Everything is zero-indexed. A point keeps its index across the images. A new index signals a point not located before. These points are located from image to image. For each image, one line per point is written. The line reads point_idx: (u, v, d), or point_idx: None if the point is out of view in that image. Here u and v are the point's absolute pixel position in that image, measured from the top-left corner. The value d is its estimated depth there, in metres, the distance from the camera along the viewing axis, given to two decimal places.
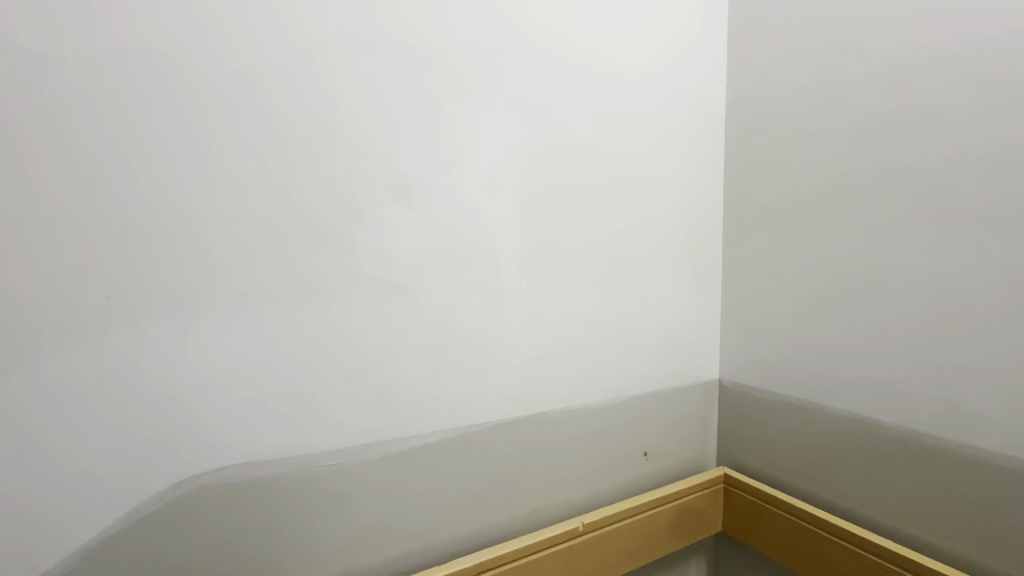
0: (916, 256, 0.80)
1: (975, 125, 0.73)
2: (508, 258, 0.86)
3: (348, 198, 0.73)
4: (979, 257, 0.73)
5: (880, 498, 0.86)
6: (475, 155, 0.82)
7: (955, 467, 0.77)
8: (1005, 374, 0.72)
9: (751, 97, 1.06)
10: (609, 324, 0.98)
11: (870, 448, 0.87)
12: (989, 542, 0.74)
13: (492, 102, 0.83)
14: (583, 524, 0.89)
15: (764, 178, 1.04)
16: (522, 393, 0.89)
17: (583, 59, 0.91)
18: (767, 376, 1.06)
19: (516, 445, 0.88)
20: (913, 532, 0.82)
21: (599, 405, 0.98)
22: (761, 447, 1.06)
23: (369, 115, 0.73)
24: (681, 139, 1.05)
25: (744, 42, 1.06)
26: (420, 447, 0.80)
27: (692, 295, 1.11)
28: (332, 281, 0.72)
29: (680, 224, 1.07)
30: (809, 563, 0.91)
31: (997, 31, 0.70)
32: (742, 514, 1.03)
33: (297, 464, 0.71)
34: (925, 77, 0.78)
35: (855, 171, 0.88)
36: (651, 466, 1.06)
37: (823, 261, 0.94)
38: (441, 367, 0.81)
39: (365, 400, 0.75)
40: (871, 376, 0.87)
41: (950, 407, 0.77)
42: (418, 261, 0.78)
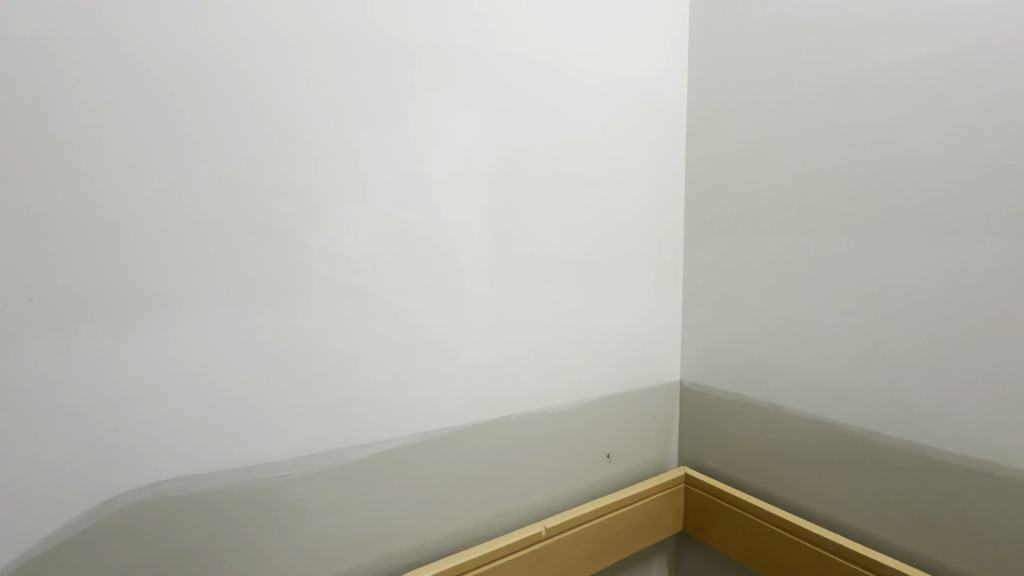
0: (867, 260, 0.82)
1: (921, 133, 0.75)
2: (472, 260, 0.85)
3: (301, 198, 0.70)
4: (924, 261, 0.76)
5: (833, 495, 0.89)
6: (437, 155, 0.80)
7: (902, 465, 0.80)
8: (946, 373, 0.75)
9: (715, 103, 1.07)
10: (573, 327, 0.98)
11: (823, 446, 0.90)
12: (932, 536, 0.77)
13: (460, 102, 0.82)
14: (547, 528, 0.88)
15: (725, 182, 1.06)
16: (485, 397, 0.88)
17: (549, 60, 0.91)
18: (727, 377, 1.08)
19: (478, 449, 0.88)
20: (863, 527, 0.85)
21: (563, 407, 0.98)
22: (722, 447, 1.08)
23: (324, 111, 0.71)
24: (645, 143, 1.06)
25: (708, 46, 1.07)
26: (379, 453, 0.78)
27: (656, 297, 1.12)
28: (283, 284, 0.70)
29: (643, 226, 1.08)
30: (767, 560, 0.93)
31: (940, 42, 0.73)
32: (703, 513, 1.05)
33: (246, 474, 0.69)
34: (875, 87, 0.80)
35: (812, 176, 0.90)
36: (614, 467, 1.07)
37: (781, 264, 0.96)
38: (400, 371, 0.80)
39: (320, 407, 0.73)
40: (825, 376, 0.89)
41: (898, 406, 0.80)
42: (377, 264, 0.76)
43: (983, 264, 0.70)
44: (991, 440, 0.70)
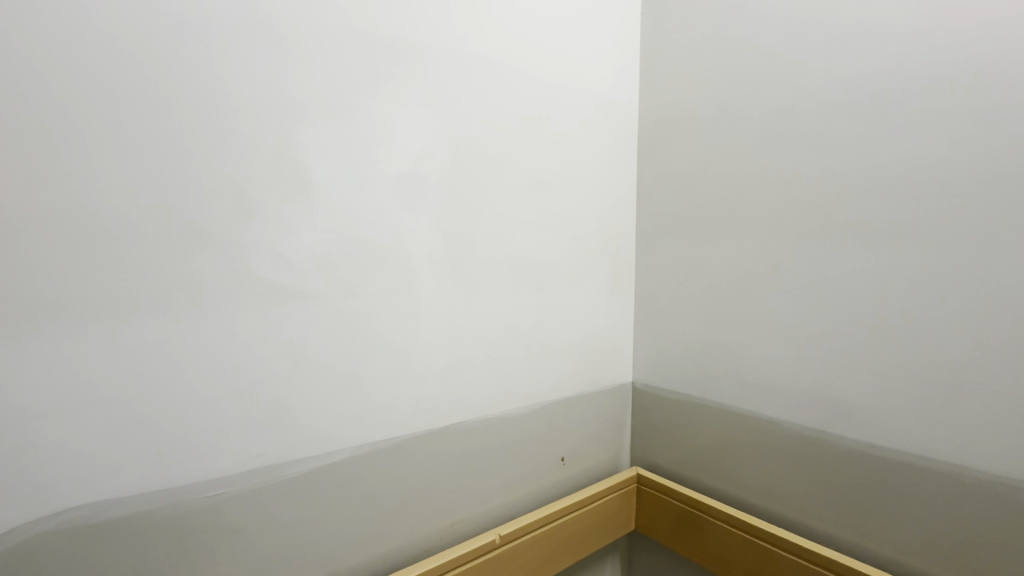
0: (806, 266, 0.87)
1: (854, 145, 0.80)
2: (424, 262, 0.82)
3: (238, 194, 0.65)
4: (856, 266, 0.81)
5: (775, 490, 0.93)
6: (387, 154, 0.77)
7: (838, 459, 0.84)
8: (875, 371, 0.79)
9: (665, 111, 1.10)
10: (528, 331, 0.98)
11: (766, 443, 0.94)
12: (863, 525, 0.81)
13: (414, 99, 0.79)
14: (500, 536, 0.87)
15: (675, 187, 1.08)
16: (437, 404, 0.86)
17: (506, 61, 0.90)
18: (676, 378, 1.10)
19: (430, 458, 0.85)
20: (801, 519, 0.89)
21: (518, 412, 0.97)
22: (672, 446, 1.11)
23: (266, 103, 0.66)
24: (597, 147, 1.07)
25: (658, 55, 1.10)
26: (323, 467, 0.74)
27: (609, 300, 1.13)
28: (218, 288, 0.64)
29: (596, 230, 1.09)
30: (715, 555, 0.96)
31: (873, 60, 0.77)
32: (655, 512, 1.07)
33: (174, 495, 0.63)
34: (814, 101, 0.85)
35: (755, 184, 0.94)
36: (568, 470, 1.07)
37: (727, 268, 0.99)
38: (347, 379, 0.76)
39: (259, 420, 0.68)
40: (767, 375, 0.94)
41: (834, 403, 0.84)
42: (322, 267, 0.72)
43: (909, 268, 0.75)
44: (914, 433, 0.76)
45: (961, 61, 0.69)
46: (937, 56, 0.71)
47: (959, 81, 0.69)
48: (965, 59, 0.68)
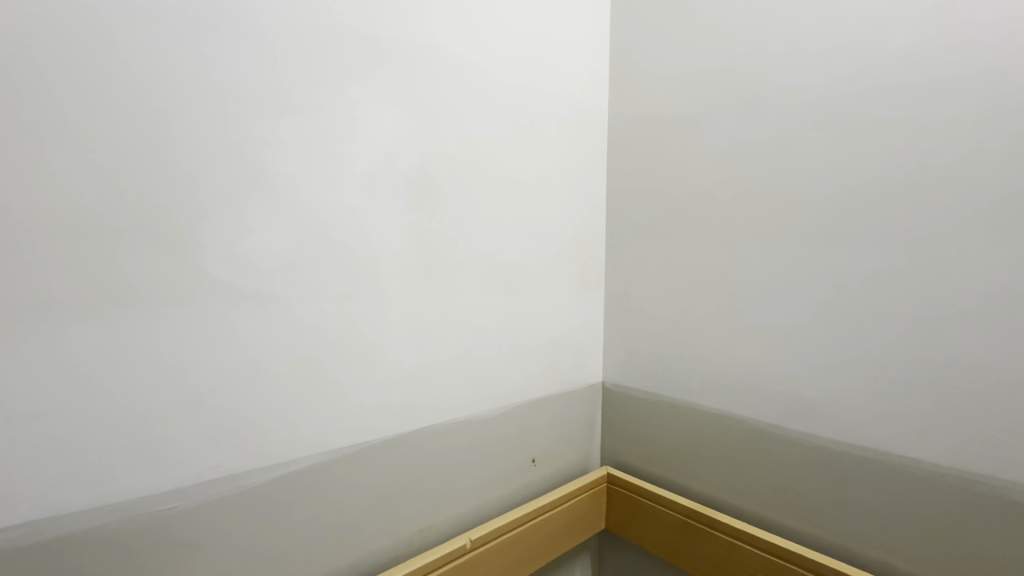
0: (770, 268, 0.89)
1: (813, 151, 0.83)
2: (392, 263, 0.81)
3: (194, 192, 0.62)
4: (815, 267, 0.83)
5: (740, 485, 0.95)
6: (354, 152, 0.75)
7: (798, 454, 0.87)
8: (833, 369, 0.82)
9: (634, 114, 1.11)
10: (498, 332, 0.97)
11: (731, 440, 0.96)
12: (823, 518, 0.84)
13: (382, 98, 0.78)
14: (471, 540, 0.86)
15: (643, 189, 1.10)
16: (406, 408, 0.84)
17: (476, 60, 0.89)
18: (644, 378, 1.12)
19: (398, 463, 0.83)
20: (765, 513, 0.92)
21: (488, 414, 0.96)
22: (641, 445, 1.12)
23: (225, 97, 0.63)
24: (567, 148, 1.08)
25: (627, 59, 1.12)
26: (285, 475, 0.71)
27: (579, 300, 1.14)
28: (171, 289, 0.61)
29: (566, 230, 1.09)
30: (683, 551, 0.97)
31: (830, 70, 0.81)
32: (624, 510, 1.08)
33: (122, 510, 0.59)
34: (776, 107, 0.88)
35: (720, 186, 0.96)
36: (539, 471, 1.07)
37: (693, 269, 1.01)
38: (311, 384, 0.73)
39: (216, 428, 0.65)
40: (730, 373, 0.96)
41: (794, 400, 0.87)
42: (284, 267, 0.69)
43: (865, 270, 0.78)
44: (869, 428, 0.79)
45: (908, 72, 0.73)
46: (890, 66, 0.74)
47: (911, 90, 0.73)
48: (917, 69, 0.72)
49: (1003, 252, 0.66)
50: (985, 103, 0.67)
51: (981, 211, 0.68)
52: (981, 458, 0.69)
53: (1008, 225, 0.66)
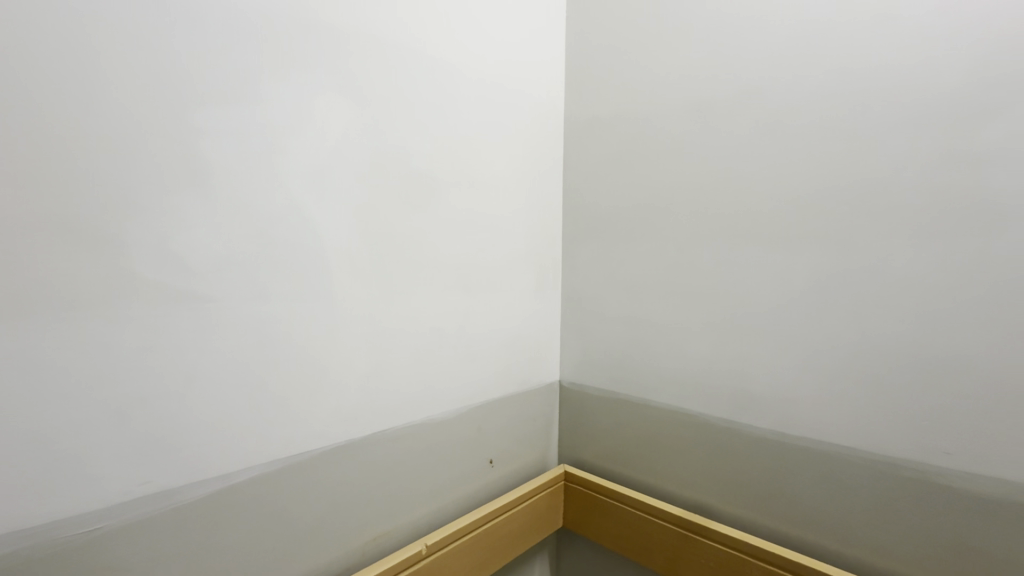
0: (718, 267, 0.93)
1: (759, 156, 0.87)
2: (343, 261, 0.77)
3: (120, 184, 0.56)
4: (761, 266, 0.87)
5: (692, 479, 0.98)
6: (302, 145, 0.71)
7: (744, 446, 0.90)
8: (777, 365, 0.86)
9: (588, 115, 1.13)
10: (455, 332, 0.95)
11: (682, 434, 0.99)
12: (768, 507, 0.88)
13: (333, 89, 0.74)
14: (427, 546, 0.83)
15: (598, 190, 1.12)
16: (358, 413, 0.81)
17: (432, 54, 0.88)
18: (600, 376, 1.14)
19: (350, 470, 0.80)
20: (714, 505, 0.95)
21: (445, 416, 0.94)
22: (597, 442, 1.14)
23: (156, 80, 0.58)
24: (524, 147, 1.07)
25: (583, 60, 1.13)
26: (227, 489, 0.66)
27: (536, 300, 1.14)
28: (92, 290, 0.55)
29: (523, 230, 1.09)
30: (638, 546, 0.99)
31: (774, 79, 0.84)
32: (581, 507, 1.10)
33: (36, 537, 0.53)
34: (724, 113, 0.91)
35: (672, 187, 0.99)
36: (497, 472, 1.06)
37: (646, 268, 1.03)
38: (255, 390, 0.69)
39: (148, 441, 0.60)
40: (681, 370, 0.99)
41: (741, 395, 0.91)
42: (225, 266, 0.65)
43: (805, 269, 0.82)
44: (808, 419, 0.83)
45: (843, 84, 0.77)
46: (827, 77, 0.79)
47: (847, 99, 0.77)
48: (852, 79, 0.76)
49: (928, 252, 0.71)
50: (910, 114, 0.71)
51: (907, 214, 0.72)
52: (907, 445, 0.74)
53: (933, 227, 0.70)
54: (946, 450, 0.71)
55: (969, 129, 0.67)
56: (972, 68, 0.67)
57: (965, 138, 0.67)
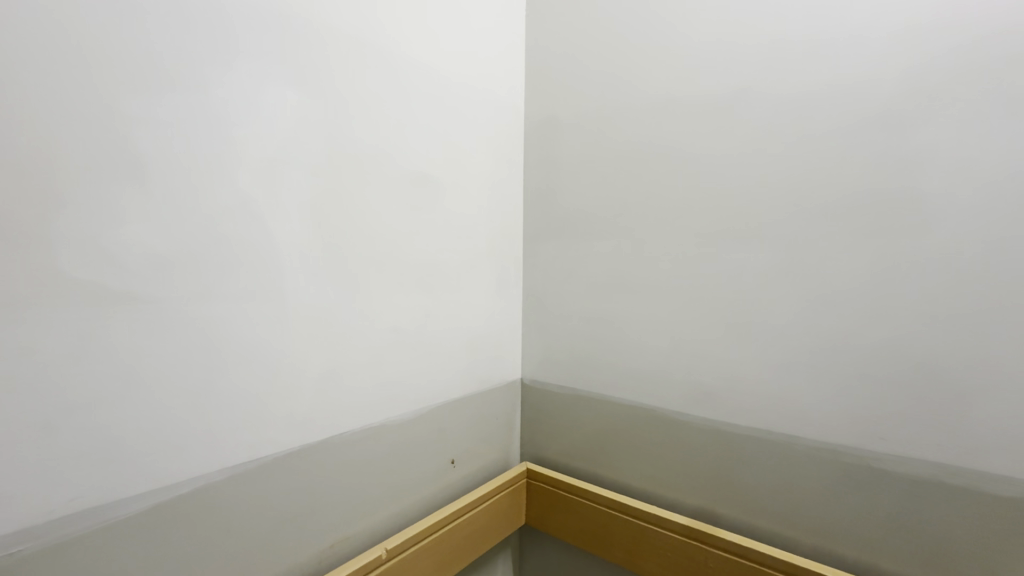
0: (673, 265, 0.95)
1: (712, 157, 0.89)
2: (295, 259, 0.74)
3: (41, 175, 0.52)
4: (714, 264, 0.90)
5: (650, 472, 1.00)
6: (249, 137, 0.68)
7: (700, 439, 0.93)
8: (730, 359, 0.89)
9: (548, 113, 1.13)
10: (415, 331, 0.94)
11: (640, 429, 1.01)
12: (722, 497, 0.91)
13: (283, 80, 0.71)
14: (387, 551, 0.81)
15: (558, 188, 1.12)
16: (313, 417, 0.78)
17: (389, 47, 0.85)
18: (561, 373, 1.14)
19: (305, 476, 0.77)
20: (671, 496, 0.97)
21: (404, 417, 0.92)
22: (559, 439, 1.15)
23: (83, 63, 0.54)
24: (483, 144, 1.06)
25: (544, 58, 1.13)
26: (168, 502, 0.62)
27: (497, 298, 1.13)
28: (9, 290, 0.50)
29: (484, 228, 1.08)
30: (599, 540, 1.00)
31: (727, 82, 0.87)
32: (543, 504, 1.10)
33: None
34: (679, 115, 0.93)
35: (629, 187, 1.00)
36: (459, 473, 1.05)
37: (606, 265, 1.05)
38: (199, 397, 0.65)
39: (78, 454, 0.55)
40: (639, 366, 1.01)
41: (696, 389, 0.93)
42: (163, 264, 0.61)
43: (755, 266, 0.85)
44: (758, 411, 0.86)
45: (789, 89, 0.81)
46: (774, 82, 0.82)
47: (793, 102, 0.80)
48: (798, 84, 0.80)
49: (867, 250, 0.75)
50: (850, 119, 0.75)
51: (848, 214, 0.76)
52: (848, 433, 0.78)
53: (871, 226, 0.74)
54: (882, 436, 0.75)
55: (903, 134, 0.71)
56: (907, 75, 0.71)
57: (899, 143, 0.72)
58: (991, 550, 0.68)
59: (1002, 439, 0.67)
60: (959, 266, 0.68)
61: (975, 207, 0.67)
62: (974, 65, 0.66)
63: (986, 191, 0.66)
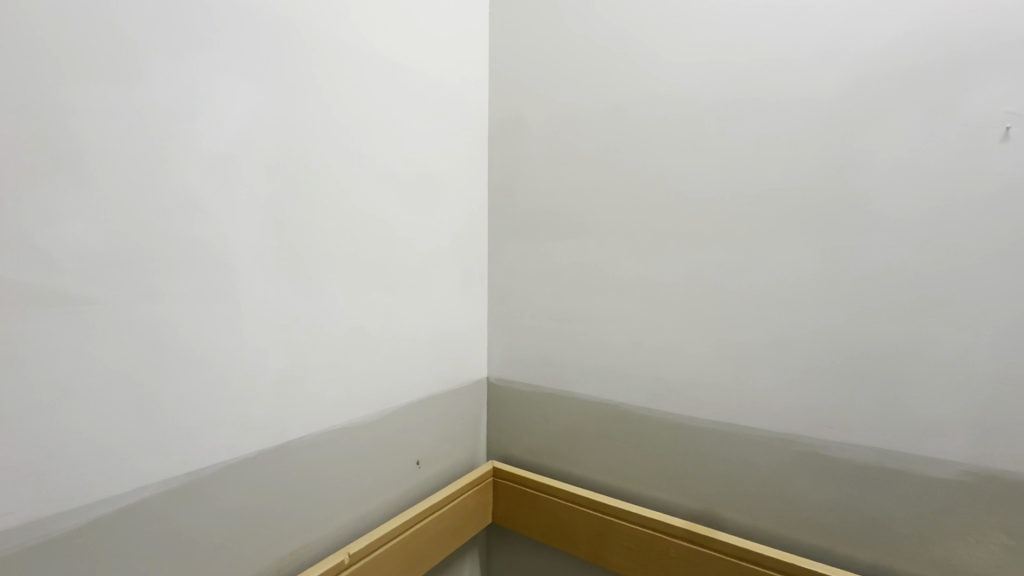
0: (635, 262, 0.97)
1: (670, 158, 0.92)
2: (250, 258, 0.72)
3: None
4: (674, 262, 0.92)
5: (614, 467, 1.02)
6: (200, 131, 0.65)
7: (661, 433, 0.95)
8: (689, 354, 0.92)
9: (512, 113, 1.14)
10: (378, 331, 0.92)
11: (604, 425, 1.03)
12: (683, 488, 0.93)
13: (237, 73, 0.69)
14: (350, 555, 0.80)
15: (522, 187, 1.13)
16: (271, 421, 0.75)
17: (350, 43, 0.84)
18: (526, 371, 1.15)
19: (263, 481, 0.75)
20: (634, 490, 0.99)
21: (367, 419, 0.91)
22: (524, 437, 1.16)
23: (12, 49, 0.50)
24: (447, 143, 1.06)
25: (507, 57, 1.13)
26: (112, 513, 0.59)
27: (462, 297, 1.13)
28: None
29: (448, 227, 1.07)
30: (565, 535, 1.02)
31: (685, 85, 0.89)
32: (509, 502, 1.11)
33: None
34: (639, 116, 0.95)
35: (592, 186, 1.02)
36: (424, 473, 1.04)
37: (569, 264, 1.06)
38: (148, 402, 0.62)
39: (11, 466, 0.52)
40: (602, 363, 1.03)
41: (657, 384, 0.96)
42: (106, 263, 0.58)
43: (711, 264, 0.88)
44: (716, 404, 0.89)
45: (742, 93, 0.84)
46: (728, 87, 0.85)
47: (747, 106, 0.83)
48: (750, 89, 0.83)
49: (814, 247, 0.79)
50: (797, 123, 0.79)
51: (796, 214, 0.80)
52: (798, 423, 0.82)
53: (817, 225, 0.78)
54: (829, 425, 0.79)
55: (846, 138, 0.75)
56: (849, 81, 0.75)
57: (842, 146, 0.76)
58: (927, 528, 0.72)
59: (935, 425, 0.71)
60: (897, 263, 0.73)
61: (910, 207, 0.71)
62: (908, 75, 0.71)
63: (920, 193, 0.71)
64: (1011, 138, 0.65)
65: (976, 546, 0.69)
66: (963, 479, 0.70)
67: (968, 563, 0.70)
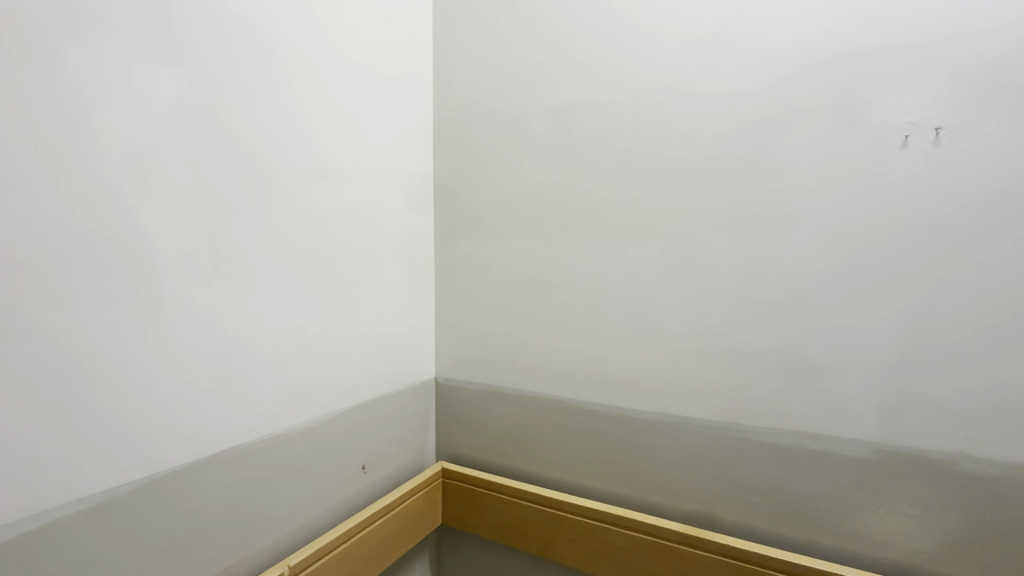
0: (579, 260, 0.99)
1: (611, 158, 0.94)
2: (176, 257, 0.67)
3: None
4: (616, 259, 0.95)
5: (562, 461, 1.03)
6: (116, 121, 0.60)
7: (606, 426, 0.98)
8: (631, 348, 0.95)
9: (456, 111, 1.13)
10: (319, 332, 0.89)
11: (552, 420, 1.04)
12: (627, 479, 0.96)
13: (157, 61, 0.64)
14: (291, 567, 0.76)
15: (468, 185, 1.12)
16: (202, 431, 0.71)
17: (286, 33, 0.81)
18: (474, 370, 1.15)
19: (193, 495, 0.70)
20: (582, 483, 1.01)
21: (309, 424, 0.88)
22: (473, 436, 1.15)
23: None
24: (390, 140, 1.04)
25: (451, 56, 1.12)
26: (19, 539, 0.53)
27: (408, 297, 1.11)
28: None
29: (392, 225, 1.05)
30: (516, 532, 1.02)
31: (624, 88, 0.92)
32: (459, 502, 1.10)
33: None
34: (581, 117, 0.97)
35: (536, 185, 1.03)
36: (371, 478, 1.02)
37: (516, 262, 1.07)
38: (61, 414, 0.57)
39: None
40: (549, 359, 1.04)
41: (602, 378, 0.98)
42: (5, 264, 0.52)
43: (651, 261, 0.91)
44: (657, 396, 0.93)
45: (677, 97, 0.87)
46: (664, 91, 0.88)
47: (682, 109, 0.87)
48: (684, 93, 0.86)
49: (744, 245, 0.83)
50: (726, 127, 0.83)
51: (727, 213, 0.84)
52: (730, 411, 0.86)
53: (746, 223, 0.83)
54: (757, 412, 0.84)
55: (771, 142, 0.80)
56: (772, 89, 0.79)
57: (767, 149, 0.81)
58: (846, 503, 0.78)
59: (850, 407, 0.77)
60: (815, 258, 0.78)
61: (826, 208, 0.77)
62: (824, 84, 0.76)
63: (835, 193, 0.76)
64: (910, 145, 0.72)
65: (887, 516, 0.76)
66: (873, 456, 0.76)
67: (881, 532, 0.76)
